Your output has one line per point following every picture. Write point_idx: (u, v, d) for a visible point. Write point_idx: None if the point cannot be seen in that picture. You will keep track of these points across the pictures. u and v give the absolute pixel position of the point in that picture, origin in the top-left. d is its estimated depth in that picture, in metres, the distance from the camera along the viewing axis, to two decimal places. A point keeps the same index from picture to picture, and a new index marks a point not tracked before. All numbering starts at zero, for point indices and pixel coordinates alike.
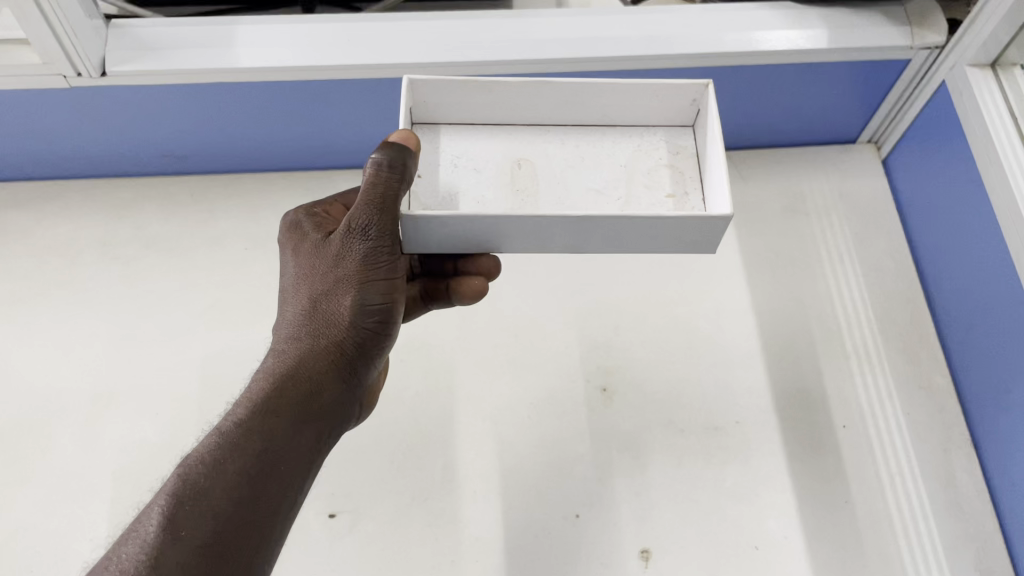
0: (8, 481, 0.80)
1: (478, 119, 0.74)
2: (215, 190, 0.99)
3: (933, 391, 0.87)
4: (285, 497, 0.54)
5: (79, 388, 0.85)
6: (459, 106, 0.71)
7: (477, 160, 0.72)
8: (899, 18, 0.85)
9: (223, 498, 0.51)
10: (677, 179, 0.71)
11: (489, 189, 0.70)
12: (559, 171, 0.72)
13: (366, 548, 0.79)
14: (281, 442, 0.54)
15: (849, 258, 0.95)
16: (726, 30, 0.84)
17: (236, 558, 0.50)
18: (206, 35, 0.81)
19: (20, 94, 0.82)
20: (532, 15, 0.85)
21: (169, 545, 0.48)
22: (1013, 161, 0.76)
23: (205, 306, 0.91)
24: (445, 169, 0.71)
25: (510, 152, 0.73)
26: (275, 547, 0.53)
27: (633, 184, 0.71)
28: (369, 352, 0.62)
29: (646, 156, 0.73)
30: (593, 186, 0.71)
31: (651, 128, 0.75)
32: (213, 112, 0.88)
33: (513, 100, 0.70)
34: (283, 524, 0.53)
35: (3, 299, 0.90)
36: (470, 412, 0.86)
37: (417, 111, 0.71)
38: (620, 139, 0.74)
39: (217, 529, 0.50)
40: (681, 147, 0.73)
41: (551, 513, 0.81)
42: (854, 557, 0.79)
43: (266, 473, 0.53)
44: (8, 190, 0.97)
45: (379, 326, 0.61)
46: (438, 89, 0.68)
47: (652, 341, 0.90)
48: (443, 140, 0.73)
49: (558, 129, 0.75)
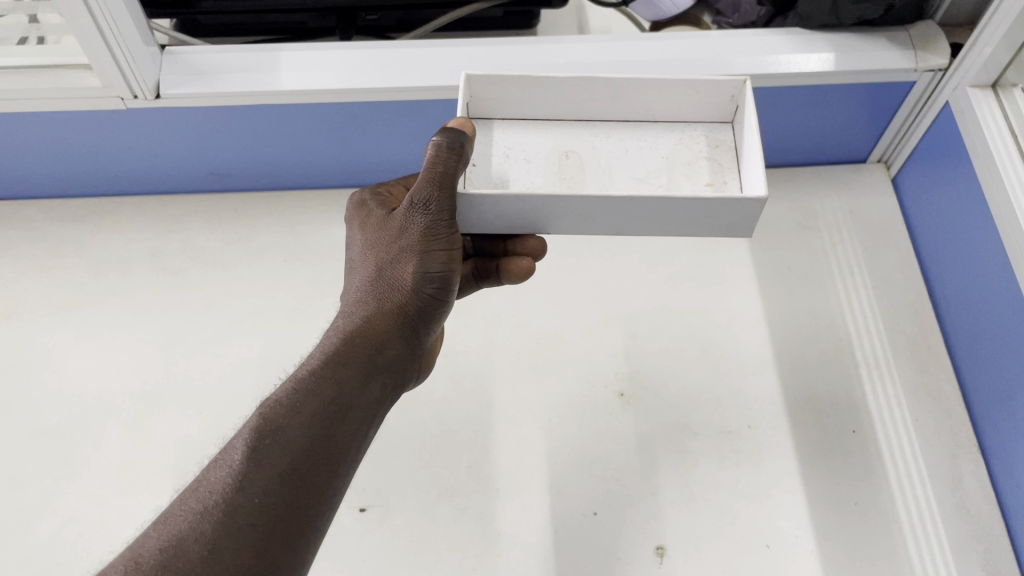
0: (62, 473, 0.86)
1: (527, 116, 0.79)
2: (257, 206, 1.05)
3: (941, 398, 0.90)
4: (355, 440, 0.59)
5: (130, 388, 0.91)
6: (511, 102, 0.77)
7: (529, 151, 0.78)
8: (904, 42, 0.89)
9: (300, 434, 0.56)
10: (715, 169, 0.76)
11: (539, 177, 0.76)
12: (603, 162, 0.77)
13: (395, 541, 0.83)
14: (352, 389, 0.60)
15: (860, 271, 0.99)
16: (737, 55, 0.89)
17: (312, 486, 0.56)
18: (252, 61, 0.87)
19: (83, 114, 0.89)
20: (555, 40, 0.91)
21: (253, 471, 0.54)
22: (1013, 176, 0.80)
23: (245, 314, 0.96)
24: (498, 158, 0.77)
25: (558, 144, 0.78)
26: (345, 483, 0.59)
27: (674, 174, 0.76)
28: (431, 315, 0.68)
29: (687, 149, 0.78)
30: (636, 176, 0.76)
31: (692, 122, 0.80)
32: (258, 133, 0.94)
33: (560, 94, 0.76)
34: (352, 463, 0.59)
35: (61, 306, 0.97)
36: (497, 413, 0.90)
37: (474, 104, 0.77)
38: (661, 133, 0.79)
39: (295, 459, 0.56)
40: (720, 141, 0.78)
41: (569, 511, 0.84)
42: (863, 556, 0.82)
43: (339, 413, 0.59)
44: (67, 206, 1.04)
45: (441, 291, 0.67)
46: (493, 85, 0.74)
47: (671, 348, 0.94)
48: (496, 133, 0.78)
49: (606, 124, 0.80)
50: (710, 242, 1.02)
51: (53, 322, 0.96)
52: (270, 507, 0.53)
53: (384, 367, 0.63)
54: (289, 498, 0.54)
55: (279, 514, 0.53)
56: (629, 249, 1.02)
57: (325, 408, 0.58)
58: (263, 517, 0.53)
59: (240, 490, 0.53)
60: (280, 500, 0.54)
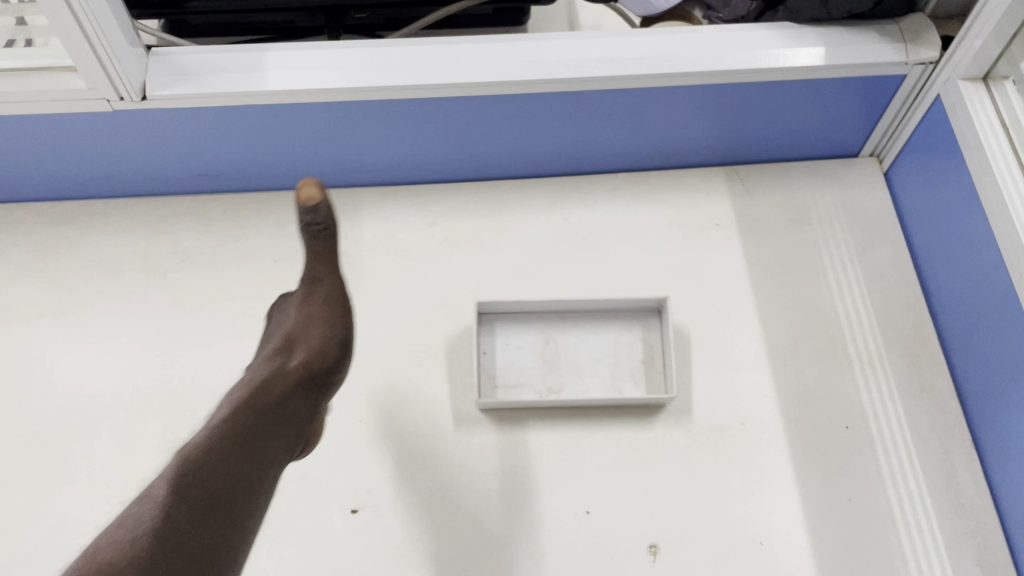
0: (52, 477, 0.85)
1: (516, 317, 0.96)
2: (247, 206, 1.04)
3: (934, 393, 0.90)
4: (261, 487, 0.63)
5: (121, 391, 0.91)
6: (508, 306, 0.94)
7: (521, 347, 0.94)
8: (895, 35, 0.89)
9: (217, 473, 0.60)
10: (645, 374, 0.92)
11: (531, 369, 0.93)
12: (574, 358, 0.93)
13: (385, 542, 0.82)
14: (250, 441, 0.65)
15: (852, 266, 0.99)
16: (726, 50, 0.89)
17: (232, 522, 0.59)
18: (238, 61, 0.87)
19: (69, 116, 0.88)
20: (543, 37, 0.90)
21: (180, 502, 0.57)
22: (1013, 191, 0.79)
23: (237, 315, 0.96)
24: (498, 355, 0.93)
25: (541, 337, 0.95)
26: (253, 528, 0.61)
27: (616, 378, 0.92)
28: (320, 384, 0.77)
29: (625, 349, 0.94)
30: (593, 370, 0.93)
31: (634, 325, 0.95)
32: (246, 134, 0.94)
33: (547, 298, 0.94)
34: (260, 512, 0.63)
35: (50, 309, 0.97)
36: (490, 412, 0.89)
37: (483, 304, 0.92)
38: (609, 328, 0.95)
39: (215, 495, 0.59)
40: (651, 342, 0.94)
41: (561, 510, 0.84)
42: (856, 551, 0.82)
43: (248, 462, 0.63)
44: (55, 209, 1.04)
45: (343, 356, 0.81)
46: (501, 303, 0.93)
47: (646, 343, 0.94)
48: (496, 331, 0.95)
49: (573, 317, 0.96)
50: (703, 237, 1.02)
51: (43, 325, 0.95)
52: (196, 537, 0.56)
53: (275, 427, 0.69)
54: (211, 528, 0.57)
55: (206, 545, 0.56)
56: (621, 246, 1.01)
57: (238, 458, 0.63)
58: (191, 544, 0.55)
59: (168, 517, 0.56)
60: (208, 533, 0.57)
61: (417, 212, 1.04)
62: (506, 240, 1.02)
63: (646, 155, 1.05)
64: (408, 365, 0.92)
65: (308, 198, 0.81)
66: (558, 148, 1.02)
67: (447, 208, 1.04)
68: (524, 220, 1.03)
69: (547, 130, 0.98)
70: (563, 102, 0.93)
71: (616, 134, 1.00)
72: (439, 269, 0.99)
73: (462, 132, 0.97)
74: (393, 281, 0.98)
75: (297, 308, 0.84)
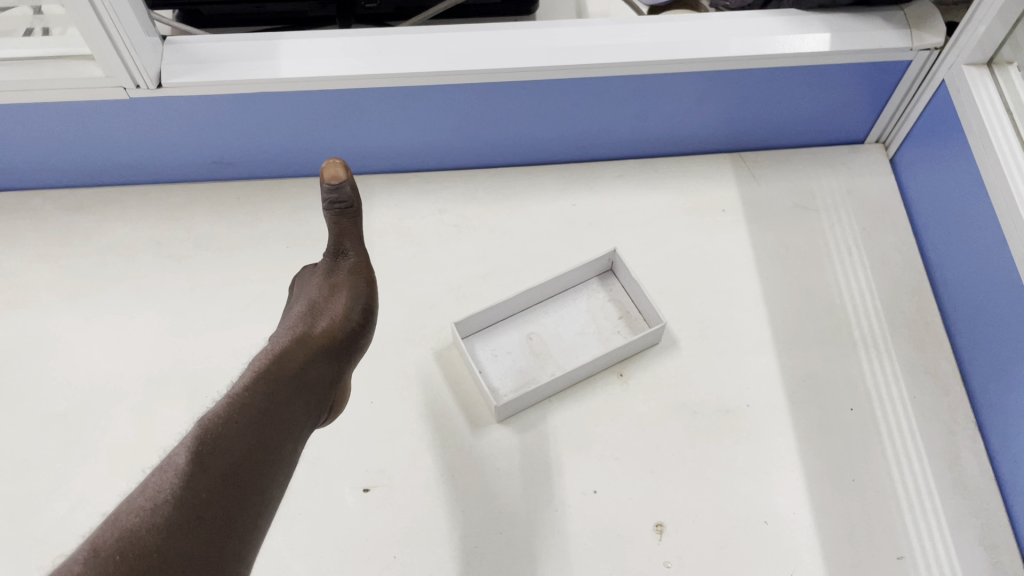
0: (70, 458, 0.87)
1: (492, 324, 0.96)
2: (259, 193, 1.06)
3: (939, 376, 0.91)
4: (282, 453, 0.65)
5: (138, 374, 0.93)
6: (483, 317, 0.94)
7: (507, 350, 0.95)
8: (900, 21, 0.90)
9: (238, 440, 0.62)
10: (621, 307, 0.97)
11: (522, 366, 0.93)
12: (559, 341, 0.95)
13: (397, 521, 0.84)
14: (276, 406, 0.67)
15: (857, 251, 1.00)
16: (733, 37, 0.90)
17: (251, 487, 0.61)
18: (252, 49, 0.88)
19: (87, 104, 0.90)
20: (550, 24, 0.91)
21: (197, 470, 0.59)
22: (1013, 165, 0.80)
23: (251, 300, 0.98)
24: (489, 363, 0.94)
25: (523, 336, 0.96)
26: (275, 493, 0.63)
27: (598, 322, 0.96)
28: (344, 350, 0.80)
29: (596, 300, 0.98)
30: (578, 333, 0.96)
31: (588, 279, 1.00)
32: (258, 120, 0.95)
33: (521, 297, 0.95)
34: (285, 473, 0.65)
35: (68, 294, 0.98)
36: (499, 394, 0.91)
37: (461, 325, 0.93)
38: (574, 296, 0.99)
39: (235, 463, 0.60)
40: (612, 288, 0.99)
41: (568, 489, 0.85)
42: (860, 531, 0.83)
43: (272, 428, 0.65)
44: (73, 196, 1.05)
45: (365, 323, 0.84)
46: (480, 315, 0.93)
47: (613, 299, 0.98)
48: (478, 346, 0.95)
49: (541, 305, 0.98)
50: (709, 222, 1.03)
51: (61, 311, 0.97)
52: (213, 504, 0.58)
53: (299, 392, 0.71)
54: (231, 497, 0.59)
55: (223, 510, 0.58)
56: (628, 231, 1.02)
57: (260, 424, 0.64)
58: (210, 514, 0.57)
59: (187, 488, 0.58)
60: (224, 498, 0.59)
61: (427, 198, 1.05)
62: (515, 226, 1.03)
63: (653, 142, 1.06)
64: (418, 349, 0.94)
65: (333, 177, 0.80)
66: (566, 136, 1.04)
67: (456, 193, 1.06)
68: (532, 206, 1.05)
69: (555, 117, 1.00)
70: (570, 89, 0.94)
71: (624, 121, 1.01)
72: (448, 254, 1.01)
73: (472, 119, 0.99)
74: (403, 266, 1.00)
75: (320, 280, 0.85)
